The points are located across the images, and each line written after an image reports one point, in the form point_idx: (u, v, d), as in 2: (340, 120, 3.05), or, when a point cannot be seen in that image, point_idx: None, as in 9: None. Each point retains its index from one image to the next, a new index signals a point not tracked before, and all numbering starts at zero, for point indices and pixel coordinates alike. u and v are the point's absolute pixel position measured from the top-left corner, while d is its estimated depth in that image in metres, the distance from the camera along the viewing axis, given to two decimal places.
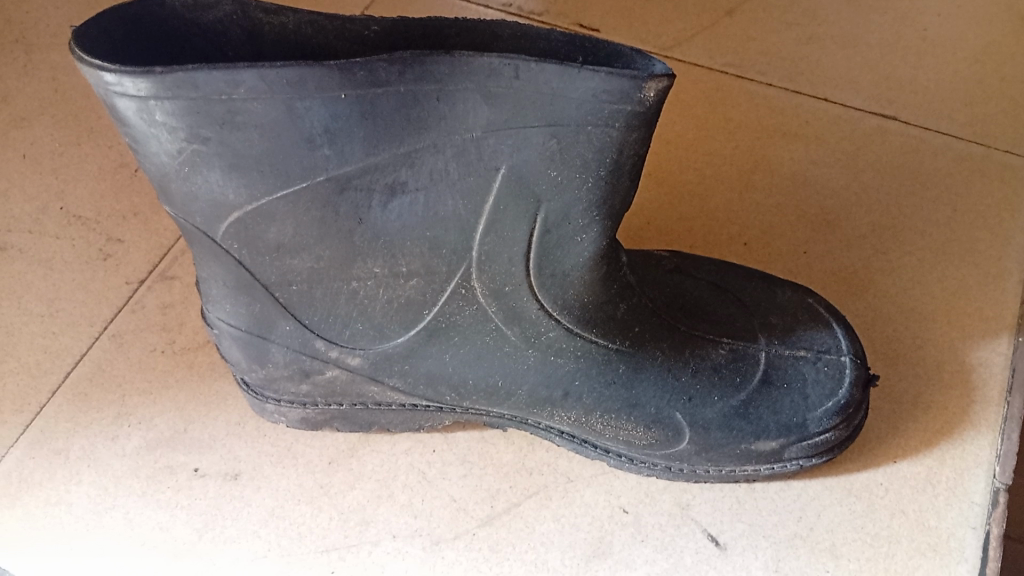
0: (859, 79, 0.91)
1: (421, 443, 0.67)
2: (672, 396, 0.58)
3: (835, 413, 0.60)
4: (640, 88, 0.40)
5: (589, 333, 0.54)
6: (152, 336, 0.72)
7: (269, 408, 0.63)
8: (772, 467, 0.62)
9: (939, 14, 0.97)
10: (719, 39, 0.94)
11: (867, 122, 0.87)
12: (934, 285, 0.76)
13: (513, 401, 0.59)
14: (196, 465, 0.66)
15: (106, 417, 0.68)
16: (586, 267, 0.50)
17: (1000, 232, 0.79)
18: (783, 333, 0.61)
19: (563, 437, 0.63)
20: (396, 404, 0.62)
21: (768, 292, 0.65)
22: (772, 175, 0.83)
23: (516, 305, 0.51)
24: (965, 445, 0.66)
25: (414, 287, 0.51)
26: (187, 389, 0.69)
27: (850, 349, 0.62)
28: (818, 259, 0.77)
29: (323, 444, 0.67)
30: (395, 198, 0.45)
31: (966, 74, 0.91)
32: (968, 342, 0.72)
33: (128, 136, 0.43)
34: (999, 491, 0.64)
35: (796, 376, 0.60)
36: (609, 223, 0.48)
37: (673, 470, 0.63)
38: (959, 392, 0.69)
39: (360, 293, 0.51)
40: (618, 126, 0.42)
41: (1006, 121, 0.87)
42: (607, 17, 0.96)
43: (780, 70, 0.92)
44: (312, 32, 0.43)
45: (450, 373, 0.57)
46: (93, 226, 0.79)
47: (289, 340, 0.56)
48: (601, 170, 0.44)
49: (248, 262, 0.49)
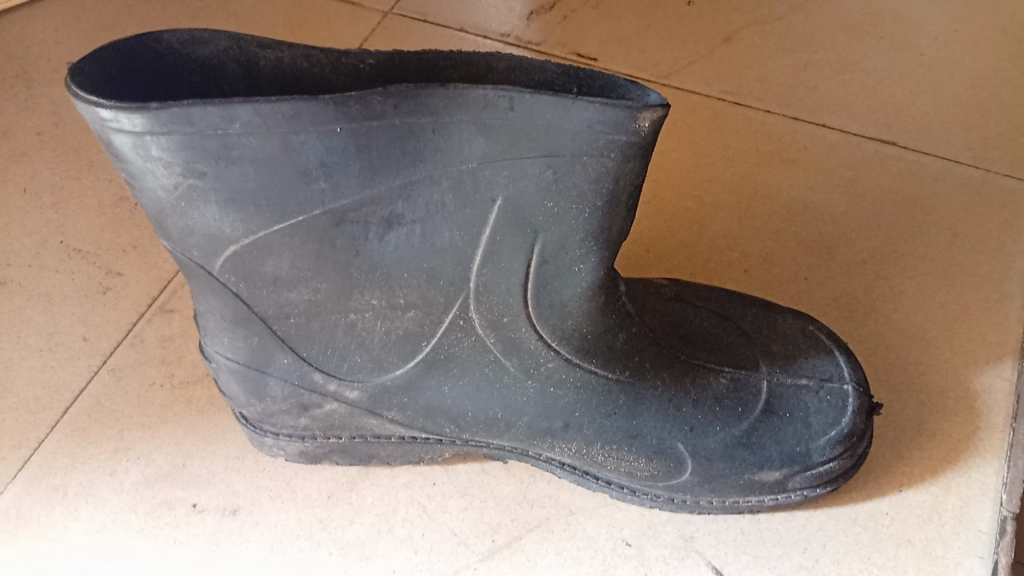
0: (857, 105, 0.91)
1: (421, 476, 0.66)
2: (673, 426, 0.57)
3: (839, 442, 0.59)
4: (635, 118, 0.40)
5: (588, 363, 0.53)
6: (150, 369, 0.72)
7: (267, 442, 0.63)
8: (777, 498, 0.61)
9: (935, 40, 0.97)
10: (717, 67, 0.95)
11: (866, 148, 0.87)
12: (936, 311, 0.75)
13: (513, 432, 0.59)
14: (194, 501, 0.65)
15: (104, 452, 0.67)
16: (584, 297, 0.50)
17: (1001, 256, 0.79)
18: (785, 362, 0.61)
19: (564, 469, 0.62)
20: (395, 437, 0.61)
21: (769, 319, 0.64)
22: (771, 203, 0.83)
23: (514, 336, 0.51)
24: (971, 473, 0.66)
25: (412, 318, 0.50)
26: (185, 423, 0.69)
27: (853, 376, 0.62)
28: (819, 286, 0.77)
29: (322, 478, 0.66)
30: (391, 230, 0.45)
31: (963, 98, 0.91)
32: (972, 368, 0.71)
33: (124, 171, 0.43)
34: (1006, 519, 0.63)
35: (799, 404, 0.60)
36: (607, 252, 0.48)
37: (676, 501, 0.62)
38: (963, 419, 0.68)
39: (357, 325, 0.51)
40: (613, 156, 0.42)
41: (1004, 145, 0.87)
42: (604, 47, 0.97)
43: (778, 98, 0.92)
44: (307, 65, 0.43)
45: (450, 406, 0.57)
46: (93, 260, 0.79)
47: (287, 373, 0.55)
48: (597, 201, 0.44)
49: (245, 296, 0.49)
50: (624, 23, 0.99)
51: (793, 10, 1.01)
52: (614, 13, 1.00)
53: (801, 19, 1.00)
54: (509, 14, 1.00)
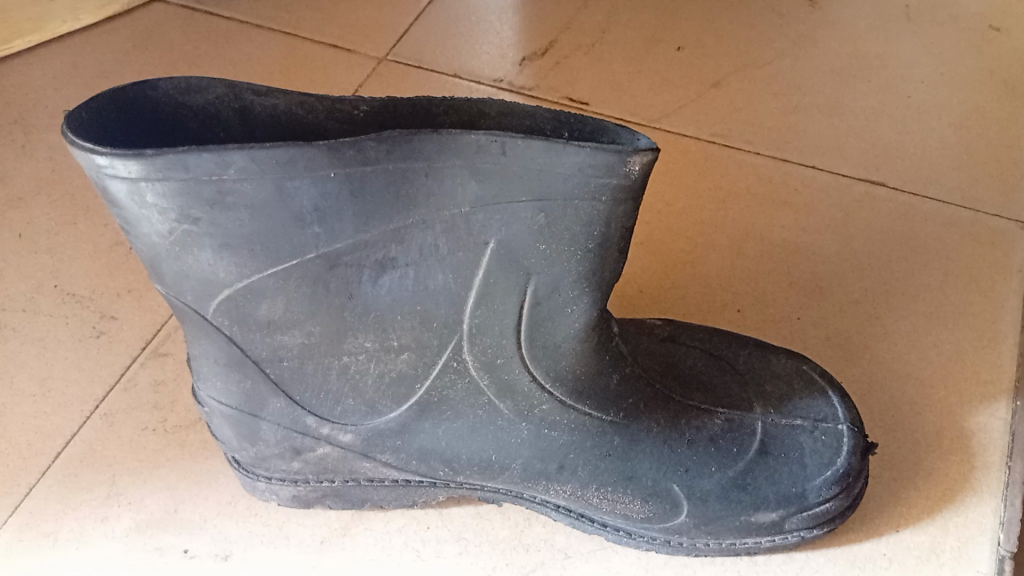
0: (847, 146, 0.92)
1: (415, 520, 0.66)
2: (669, 467, 0.57)
3: (835, 482, 0.59)
4: (626, 162, 0.41)
5: (582, 405, 0.54)
6: (143, 414, 0.72)
7: (260, 486, 0.63)
8: (774, 539, 0.61)
9: (922, 83, 0.99)
10: (707, 110, 0.96)
11: (856, 189, 0.88)
12: (929, 349, 0.75)
13: (508, 475, 0.58)
14: (185, 547, 0.64)
15: (96, 498, 0.67)
16: (577, 338, 0.50)
17: (993, 295, 0.79)
18: (779, 402, 0.61)
19: (560, 512, 0.62)
20: (388, 481, 0.61)
21: (763, 359, 0.64)
22: (763, 244, 0.84)
23: (508, 377, 0.51)
24: (967, 513, 0.65)
25: (405, 361, 0.51)
26: (178, 468, 0.68)
27: (847, 416, 0.62)
28: (813, 326, 0.77)
29: (315, 523, 0.66)
30: (385, 273, 0.45)
31: (951, 140, 0.92)
32: (966, 407, 0.72)
33: (120, 217, 0.43)
34: (1005, 559, 0.63)
35: (794, 445, 0.59)
36: (600, 293, 0.48)
37: (672, 544, 0.62)
38: (959, 459, 0.68)
39: (350, 368, 0.51)
40: (605, 200, 0.42)
41: (993, 185, 0.88)
42: (596, 91, 0.98)
43: (767, 139, 0.93)
44: (303, 112, 0.44)
45: (444, 449, 0.57)
46: (88, 304, 0.79)
47: (280, 418, 0.55)
48: (589, 243, 0.44)
49: (238, 339, 0.49)
50: (616, 68, 1.01)
51: (782, 54, 1.02)
52: (605, 58, 1.02)
53: (789, 62, 1.01)
54: (502, 60, 1.01)
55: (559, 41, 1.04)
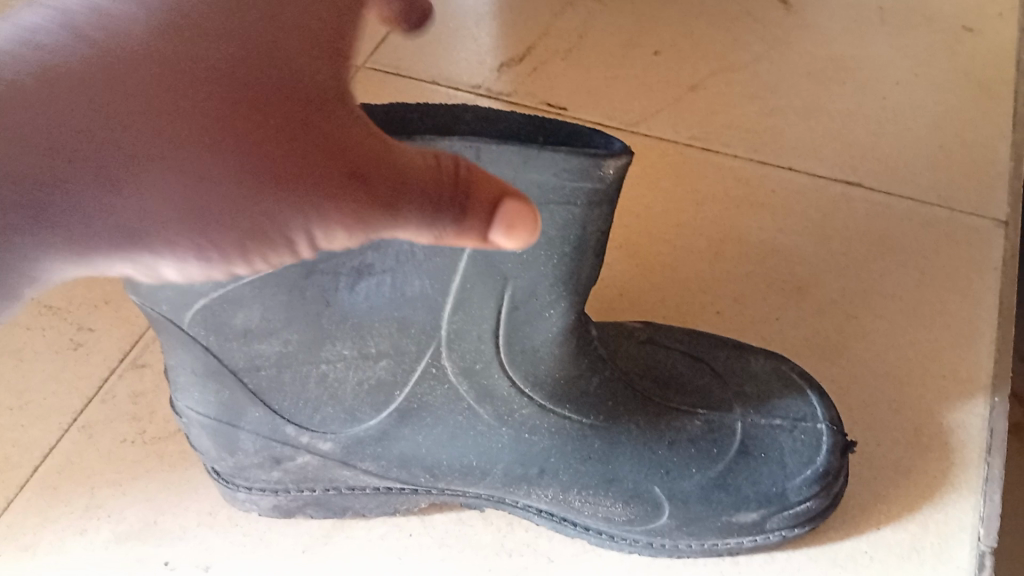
0: (823, 148, 0.93)
1: (397, 527, 0.65)
2: (650, 469, 0.57)
3: (815, 481, 0.59)
4: (600, 166, 0.41)
5: (562, 409, 0.54)
6: (122, 425, 0.71)
7: (240, 496, 0.62)
8: (755, 539, 0.61)
9: (897, 84, 1.00)
10: (685, 114, 0.96)
11: (833, 190, 0.88)
12: (906, 348, 0.76)
13: (489, 480, 0.58)
14: (165, 558, 0.64)
15: (76, 510, 0.66)
16: (555, 342, 0.50)
17: (970, 293, 0.80)
18: (758, 402, 0.61)
19: (542, 516, 0.62)
20: (369, 488, 0.61)
21: (742, 360, 0.64)
22: (741, 246, 0.84)
23: (487, 382, 0.51)
24: (947, 510, 0.66)
25: (384, 367, 0.50)
26: (158, 479, 0.68)
27: (826, 415, 0.62)
28: (792, 326, 0.78)
29: (297, 532, 0.65)
30: (361, 279, 0.45)
31: (926, 140, 0.93)
32: (945, 405, 0.72)
33: None
34: (984, 555, 0.64)
35: (773, 445, 0.60)
36: (577, 297, 0.48)
37: (654, 546, 0.62)
38: (938, 456, 0.69)
39: (329, 376, 0.51)
40: (579, 204, 0.42)
41: (968, 184, 0.89)
42: (574, 96, 0.99)
43: (745, 142, 0.93)
44: None
45: (424, 455, 0.57)
46: (66, 316, 0.78)
47: (259, 426, 0.55)
48: (565, 246, 0.44)
49: (215, 348, 0.49)
50: (594, 73, 1.01)
51: (758, 57, 1.03)
52: (583, 62, 1.02)
53: (766, 65, 1.02)
54: (480, 66, 1.01)
55: (537, 46, 1.04)
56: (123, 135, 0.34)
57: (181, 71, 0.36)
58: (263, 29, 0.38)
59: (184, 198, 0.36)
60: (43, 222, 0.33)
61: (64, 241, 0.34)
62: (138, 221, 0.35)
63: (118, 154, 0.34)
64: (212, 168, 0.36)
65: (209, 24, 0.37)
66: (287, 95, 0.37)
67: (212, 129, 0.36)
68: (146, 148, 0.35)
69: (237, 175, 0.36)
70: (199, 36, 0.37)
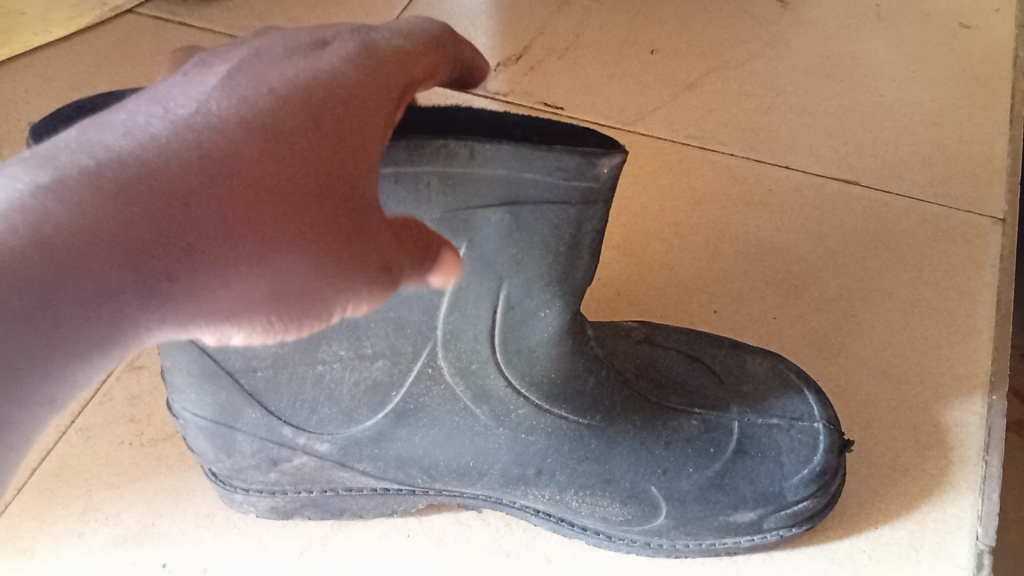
0: (820, 146, 0.93)
1: (394, 528, 0.65)
2: (647, 469, 0.57)
3: (812, 479, 0.59)
4: (594, 165, 0.41)
5: (558, 409, 0.53)
6: (119, 428, 0.71)
7: (237, 498, 0.62)
8: (753, 539, 0.61)
9: (893, 82, 0.99)
10: (682, 112, 0.96)
11: (830, 188, 0.88)
12: (904, 345, 0.76)
13: (487, 480, 0.58)
14: (163, 560, 0.64)
15: (73, 513, 0.66)
16: (551, 343, 0.50)
17: (967, 290, 0.80)
18: (754, 401, 0.61)
19: (540, 516, 0.62)
20: (367, 490, 0.61)
21: (738, 359, 0.64)
22: (739, 244, 0.84)
23: (483, 383, 0.51)
24: (945, 508, 0.66)
25: (381, 368, 0.50)
26: (155, 481, 0.68)
27: (823, 413, 0.62)
28: (789, 325, 0.78)
29: (294, 534, 0.65)
30: None
31: (923, 137, 0.93)
32: (943, 402, 0.72)
33: None
34: (983, 553, 0.64)
35: (770, 443, 0.60)
36: (572, 298, 0.48)
37: (652, 546, 0.62)
38: (936, 453, 0.69)
39: (326, 377, 0.51)
40: (574, 203, 0.42)
41: (965, 181, 0.89)
42: (571, 95, 0.99)
43: (742, 140, 0.93)
44: None
45: (422, 456, 0.56)
46: None
47: (256, 428, 0.55)
48: (560, 246, 0.44)
49: (211, 350, 0.49)
50: (590, 72, 1.01)
51: (754, 56, 1.03)
52: (580, 61, 1.02)
53: (762, 63, 1.02)
54: None
55: (533, 46, 1.04)
56: (214, 220, 0.35)
57: (262, 157, 0.37)
58: (330, 113, 0.39)
59: (270, 278, 0.37)
60: (146, 306, 0.34)
61: (161, 320, 0.35)
62: (227, 303, 0.36)
63: (213, 240, 0.35)
64: (295, 253, 0.37)
65: (279, 112, 0.38)
66: (357, 182, 0.39)
67: (292, 215, 0.37)
68: (236, 233, 0.36)
69: (314, 258, 0.38)
70: (274, 123, 0.38)
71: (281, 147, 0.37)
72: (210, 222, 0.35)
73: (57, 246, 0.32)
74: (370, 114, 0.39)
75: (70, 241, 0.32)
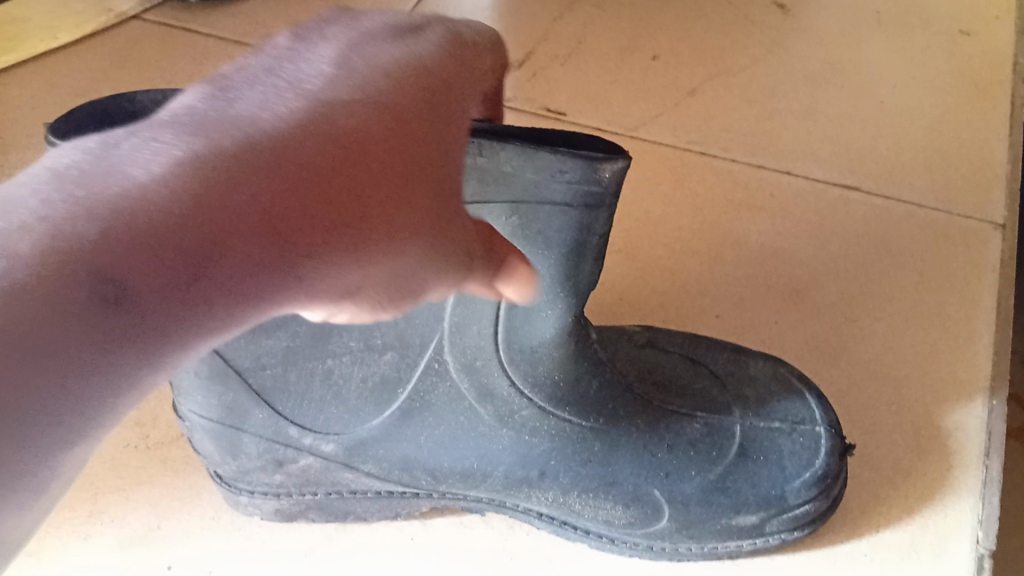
0: (821, 152, 0.93)
1: (398, 531, 0.66)
2: (649, 472, 0.58)
3: (813, 484, 0.59)
4: (597, 170, 0.41)
5: (561, 412, 0.54)
6: (124, 431, 0.71)
7: (243, 501, 0.62)
8: (755, 542, 0.61)
9: (895, 87, 1.00)
10: (684, 118, 0.97)
11: (831, 193, 0.89)
12: (905, 350, 0.76)
13: (490, 483, 0.58)
14: (169, 562, 0.64)
15: (79, 516, 0.66)
16: (554, 344, 0.50)
17: (967, 295, 0.80)
18: (757, 405, 0.61)
19: (543, 519, 0.62)
20: (371, 492, 0.61)
21: (741, 364, 0.64)
22: (740, 249, 0.84)
23: (487, 381, 0.52)
24: (946, 512, 0.66)
25: (389, 362, 0.52)
26: (161, 485, 0.68)
27: (824, 418, 0.62)
28: (791, 329, 0.78)
29: (298, 537, 0.66)
30: None
31: (924, 142, 0.94)
32: (944, 407, 0.72)
33: None
34: (984, 556, 0.64)
35: (772, 447, 0.60)
36: (576, 301, 0.48)
37: (655, 548, 0.62)
38: (937, 457, 0.69)
39: (334, 373, 0.52)
40: (577, 207, 0.43)
41: (965, 187, 0.89)
42: (574, 100, 0.99)
43: (744, 146, 0.94)
44: None
45: (427, 457, 0.57)
46: None
47: (263, 429, 0.56)
48: (563, 249, 0.45)
49: (222, 348, 0.50)
50: (593, 78, 1.02)
51: (756, 62, 1.03)
52: (582, 67, 1.03)
53: (764, 70, 1.02)
54: None
55: (536, 51, 1.04)
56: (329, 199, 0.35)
57: (364, 142, 0.37)
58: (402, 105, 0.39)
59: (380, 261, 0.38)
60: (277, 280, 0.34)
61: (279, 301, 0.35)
62: (328, 281, 0.36)
63: (326, 220, 0.35)
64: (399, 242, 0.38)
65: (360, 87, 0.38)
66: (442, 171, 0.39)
67: (395, 200, 0.37)
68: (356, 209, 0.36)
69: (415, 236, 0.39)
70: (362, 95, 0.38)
71: (382, 135, 0.38)
72: (324, 203, 0.35)
73: (209, 217, 0.31)
74: (441, 89, 0.41)
75: (220, 206, 0.31)
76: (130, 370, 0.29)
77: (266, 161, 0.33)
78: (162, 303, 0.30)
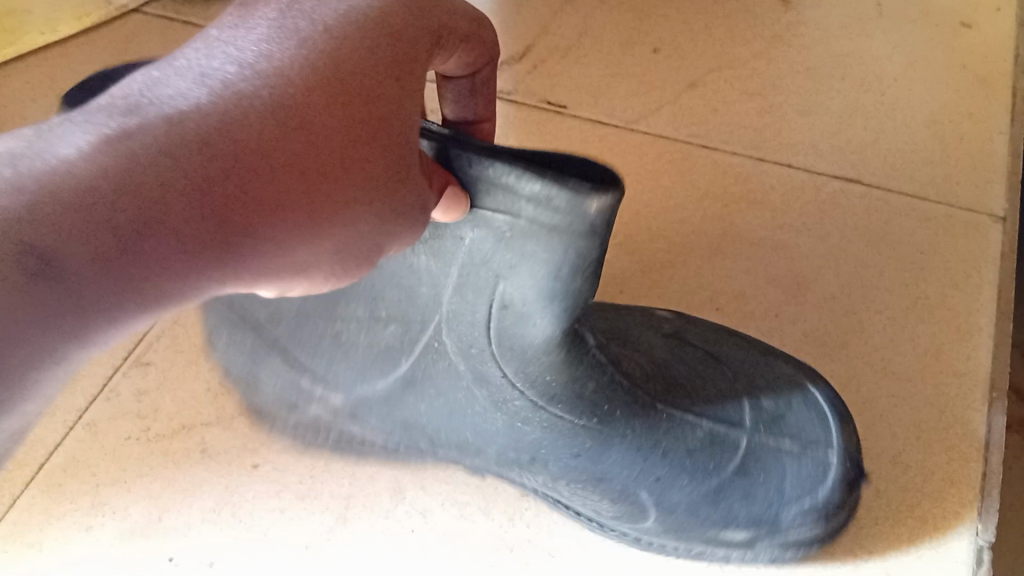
0: (822, 145, 0.93)
1: (396, 523, 0.66)
2: (639, 476, 0.58)
3: (806, 509, 0.59)
4: (584, 203, 0.41)
5: (553, 408, 0.53)
6: (125, 423, 0.71)
7: (274, 433, 0.69)
8: (743, 553, 0.61)
9: (896, 81, 1.00)
10: (684, 112, 0.96)
11: (831, 186, 0.89)
12: (905, 343, 0.76)
13: (484, 457, 0.61)
14: (171, 554, 0.65)
15: (81, 508, 0.67)
16: (545, 350, 0.49)
17: (967, 289, 0.80)
18: (770, 418, 0.61)
19: (538, 496, 0.64)
20: (378, 445, 0.66)
21: (767, 367, 0.64)
22: (741, 242, 0.84)
23: (482, 367, 0.53)
24: (946, 505, 0.67)
25: (392, 333, 0.56)
26: (162, 478, 0.68)
27: (838, 439, 0.61)
28: (790, 323, 0.78)
29: (299, 529, 0.66)
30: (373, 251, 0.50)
31: (924, 135, 0.93)
32: (943, 400, 0.72)
33: None
34: (984, 548, 0.65)
35: (774, 467, 0.59)
36: (569, 317, 0.47)
37: (642, 543, 0.63)
38: (937, 450, 0.70)
39: (342, 335, 0.58)
40: (564, 234, 0.42)
41: (967, 180, 0.89)
42: (574, 94, 0.99)
43: (744, 139, 0.94)
44: None
45: (425, 423, 0.60)
46: None
47: (286, 377, 0.64)
48: (550, 269, 0.44)
49: (257, 306, 0.60)
50: (593, 71, 1.01)
51: (757, 55, 1.03)
52: (583, 61, 1.03)
53: (765, 63, 1.02)
54: None
55: (536, 45, 1.04)
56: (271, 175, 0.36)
57: (312, 117, 0.38)
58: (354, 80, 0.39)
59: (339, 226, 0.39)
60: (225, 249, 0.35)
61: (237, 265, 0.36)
62: (283, 254, 0.38)
63: (276, 197, 0.36)
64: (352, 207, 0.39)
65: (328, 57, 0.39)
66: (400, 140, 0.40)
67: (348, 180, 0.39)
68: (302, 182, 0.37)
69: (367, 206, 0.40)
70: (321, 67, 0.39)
71: (336, 116, 0.38)
72: (275, 182, 0.36)
73: (134, 193, 0.32)
74: (415, 73, 0.42)
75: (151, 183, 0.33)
76: (69, 337, 0.31)
77: (199, 140, 0.34)
78: (90, 276, 0.31)
